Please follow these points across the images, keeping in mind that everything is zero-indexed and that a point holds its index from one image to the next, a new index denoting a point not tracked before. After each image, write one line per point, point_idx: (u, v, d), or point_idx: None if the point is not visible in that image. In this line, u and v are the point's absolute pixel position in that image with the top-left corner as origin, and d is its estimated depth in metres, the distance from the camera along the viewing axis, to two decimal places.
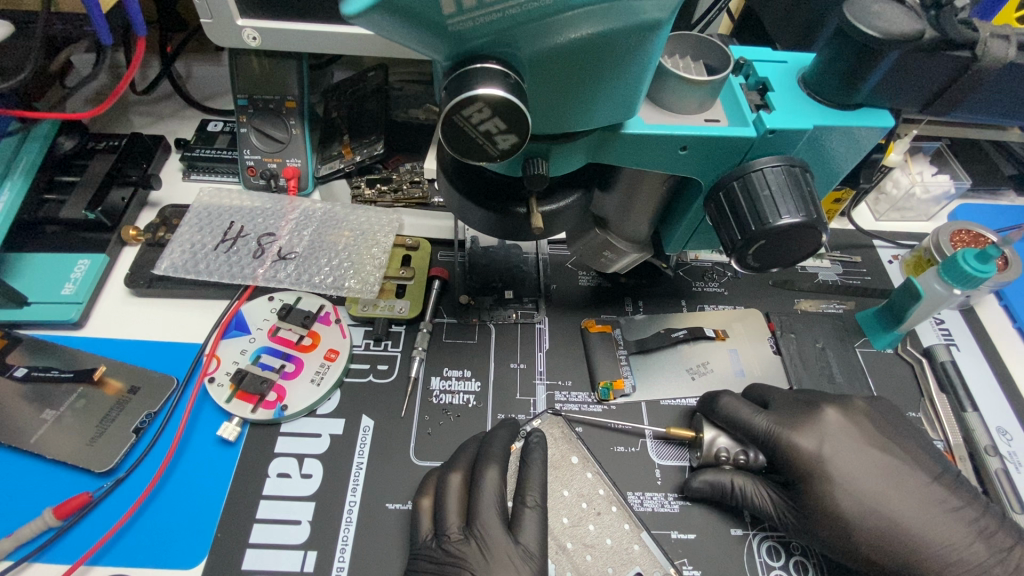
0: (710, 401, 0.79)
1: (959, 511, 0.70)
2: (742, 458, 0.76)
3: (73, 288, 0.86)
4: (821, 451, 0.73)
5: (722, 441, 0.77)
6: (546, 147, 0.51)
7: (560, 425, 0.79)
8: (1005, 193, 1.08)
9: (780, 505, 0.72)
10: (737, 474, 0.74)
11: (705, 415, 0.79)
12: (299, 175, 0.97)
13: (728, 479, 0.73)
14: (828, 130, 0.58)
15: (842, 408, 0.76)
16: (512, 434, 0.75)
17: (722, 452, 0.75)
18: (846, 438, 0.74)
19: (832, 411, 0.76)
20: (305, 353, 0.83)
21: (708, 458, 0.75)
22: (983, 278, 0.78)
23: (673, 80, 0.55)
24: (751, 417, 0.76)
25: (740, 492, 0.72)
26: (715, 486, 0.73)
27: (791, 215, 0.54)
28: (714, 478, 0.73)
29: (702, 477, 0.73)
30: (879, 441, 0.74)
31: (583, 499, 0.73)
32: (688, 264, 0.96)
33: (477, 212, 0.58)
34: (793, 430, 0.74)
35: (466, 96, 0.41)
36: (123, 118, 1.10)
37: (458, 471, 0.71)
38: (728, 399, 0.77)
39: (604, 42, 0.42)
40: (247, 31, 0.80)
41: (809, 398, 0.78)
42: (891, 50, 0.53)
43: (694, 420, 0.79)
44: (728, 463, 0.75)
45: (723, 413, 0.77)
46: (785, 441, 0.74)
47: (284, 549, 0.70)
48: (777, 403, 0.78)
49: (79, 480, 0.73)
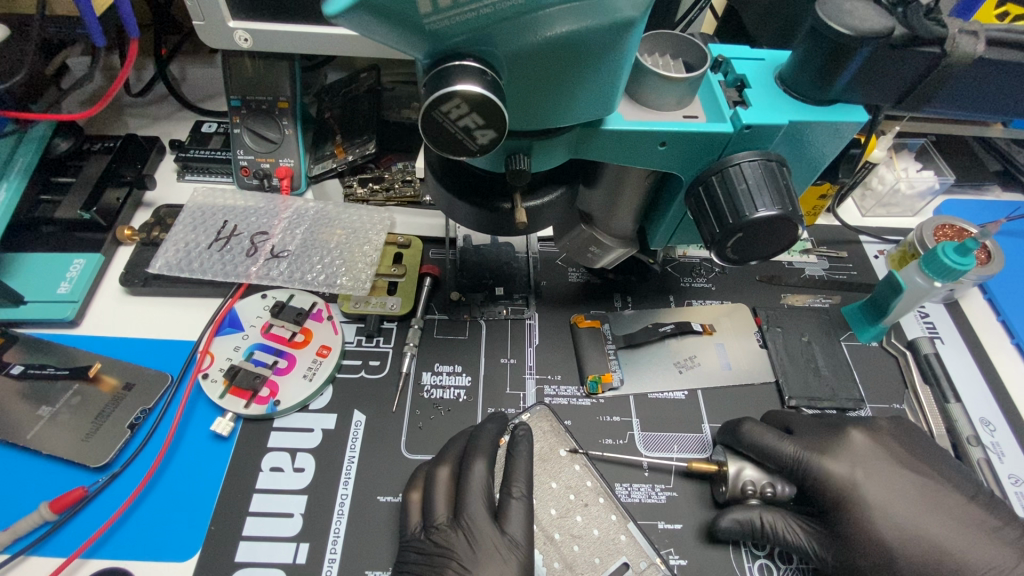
0: (732, 429, 0.77)
1: (983, 524, 0.70)
2: (770, 491, 0.73)
3: (68, 287, 0.87)
4: (854, 476, 0.73)
5: (748, 473, 0.74)
6: (527, 143, 0.53)
7: (549, 418, 0.80)
8: (990, 188, 1.10)
9: (813, 535, 0.72)
10: (766, 509, 0.72)
11: (729, 447, 0.78)
12: (291, 174, 0.99)
13: (758, 515, 0.71)
14: (804, 126, 0.59)
15: (867, 430, 0.76)
16: (501, 427, 0.76)
17: (748, 485, 0.73)
18: (827, 435, 0.76)
19: (859, 433, 0.76)
20: (298, 350, 0.84)
21: (735, 493, 0.73)
22: (962, 271, 0.80)
23: (651, 77, 0.56)
24: (778, 443, 0.75)
25: (771, 528, 0.71)
26: (746, 523, 0.71)
27: (766, 208, 0.55)
28: (743, 515, 0.71)
29: (730, 516, 0.71)
30: (857, 430, 0.76)
31: (571, 490, 0.75)
32: (676, 260, 0.98)
33: (462, 208, 0.60)
34: (824, 455, 0.74)
35: (445, 93, 0.42)
36: (118, 120, 1.11)
37: (446, 464, 0.72)
38: (751, 426, 0.76)
39: (579, 40, 0.44)
40: (239, 33, 0.82)
41: (833, 421, 0.78)
42: (862, 47, 0.55)
43: (718, 453, 0.78)
44: (755, 497, 0.73)
45: (748, 441, 0.76)
46: (815, 468, 0.74)
47: (277, 541, 0.71)
48: (800, 428, 0.78)
49: (75, 476, 0.74)
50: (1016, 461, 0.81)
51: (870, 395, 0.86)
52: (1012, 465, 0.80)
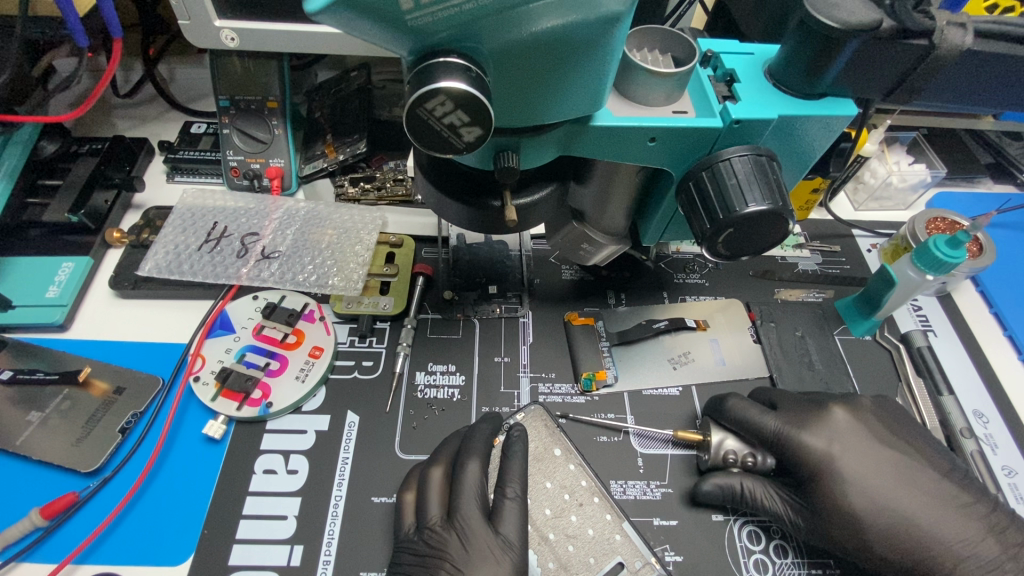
0: (718, 405, 0.78)
1: (981, 524, 0.69)
2: (751, 460, 0.74)
3: (57, 291, 0.86)
4: (830, 450, 0.73)
5: (730, 444, 0.76)
6: (516, 141, 0.52)
7: (544, 417, 0.80)
8: (982, 180, 1.10)
9: (790, 505, 0.72)
10: (746, 477, 0.73)
11: (713, 419, 0.79)
12: (282, 174, 0.98)
13: (738, 482, 0.72)
14: (793, 120, 0.59)
15: (849, 407, 0.76)
16: (495, 426, 0.76)
17: (730, 454, 0.74)
18: (809, 411, 0.76)
19: (840, 410, 0.76)
20: (289, 351, 0.83)
21: (717, 461, 0.74)
22: (953, 264, 0.79)
23: (640, 72, 0.56)
24: (759, 417, 0.76)
25: (751, 494, 0.72)
26: (726, 489, 0.72)
27: (757, 203, 0.55)
28: (724, 480, 0.73)
29: (711, 481, 0.73)
30: (854, 423, 0.75)
31: (565, 490, 0.74)
32: (670, 256, 0.97)
33: (453, 207, 0.59)
34: (803, 430, 0.74)
35: (429, 89, 0.42)
36: (106, 122, 1.10)
37: (440, 465, 0.71)
38: (736, 401, 0.77)
39: (565, 35, 0.43)
40: (225, 32, 0.81)
41: (815, 398, 0.78)
42: (851, 39, 0.55)
43: (703, 423, 0.78)
44: (737, 465, 0.74)
45: (733, 415, 0.77)
46: (793, 441, 0.74)
47: (270, 544, 0.70)
48: (783, 403, 0.78)
49: (66, 481, 0.74)
50: (1009, 452, 0.81)
51: (864, 388, 0.86)
52: (1006, 457, 0.81)
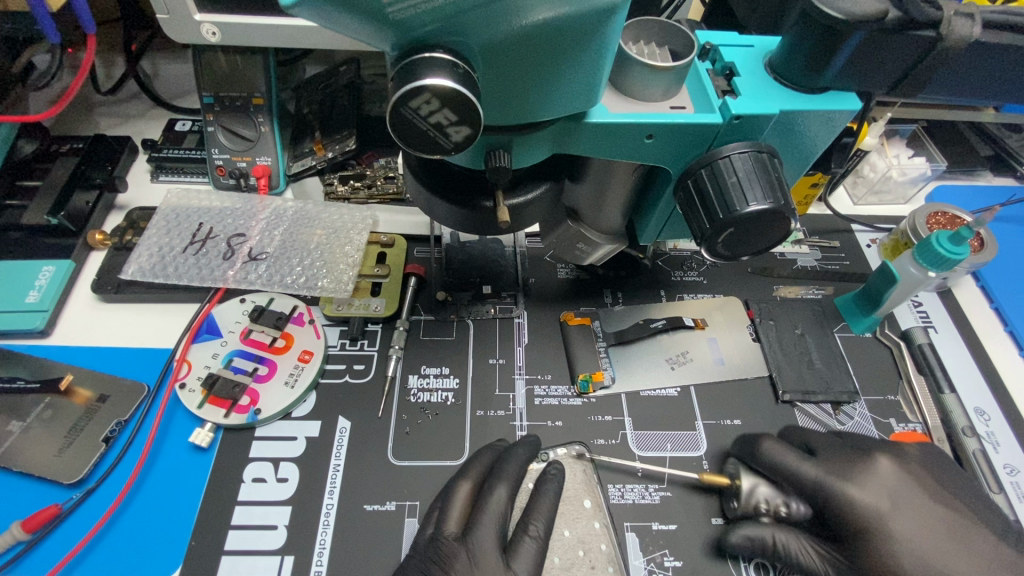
0: (751, 446, 0.74)
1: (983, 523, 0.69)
2: (784, 510, 0.72)
3: (37, 296, 0.84)
4: (878, 506, 0.70)
5: (762, 491, 0.72)
6: (507, 139, 0.50)
7: (581, 466, 0.76)
8: (981, 173, 1.09)
9: (829, 561, 0.70)
10: (779, 529, 0.70)
11: (742, 461, 0.75)
12: (269, 174, 0.95)
13: (770, 534, 0.69)
14: (795, 116, 0.57)
15: (895, 458, 0.73)
16: (532, 451, 0.74)
17: (761, 503, 0.71)
18: (853, 458, 0.73)
19: (885, 460, 0.73)
20: (278, 356, 0.81)
21: (747, 509, 0.71)
22: (956, 260, 0.78)
23: (636, 66, 0.54)
24: (797, 464, 0.72)
25: (783, 548, 0.68)
26: (756, 541, 0.68)
27: (758, 202, 0.53)
28: (755, 532, 0.69)
29: (742, 532, 0.69)
30: (890, 460, 0.73)
31: (581, 545, 0.70)
32: (667, 254, 0.96)
33: (443, 207, 0.57)
34: (847, 481, 0.71)
35: (413, 86, 0.40)
36: (88, 119, 1.07)
37: (468, 480, 0.70)
38: (770, 444, 0.73)
39: (558, 28, 0.41)
40: (206, 27, 0.78)
41: (860, 445, 0.75)
42: (855, 32, 0.53)
43: (730, 466, 0.75)
44: (768, 516, 0.71)
45: (766, 461, 0.73)
46: (837, 494, 0.71)
47: (259, 555, 0.69)
48: (822, 448, 0.75)
49: (48, 492, 0.72)
50: (1011, 450, 0.80)
51: (864, 387, 0.84)
52: (1007, 455, 0.80)
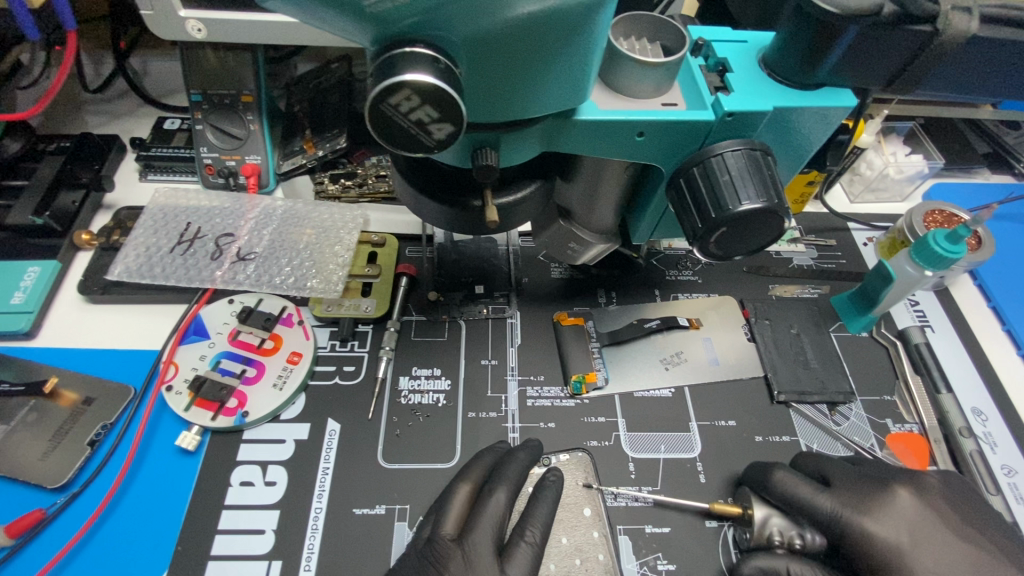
0: (763, 475, 0.72)
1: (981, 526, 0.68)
2: (799, 542, 0.67)
3: (22, 297, 0.83)
4: (900, 541, 0.66)
5: (776, 521, 0.69)
6: (494, 137, 0.49)
7: (589, 494, 0.73)
8: (979, 171, 1.08)
9: None
10: (793, 560, 0.66)
11: (755, 490, 0.72)
12: (258, 172, 0.94)
13: (784, 565, 0.65)
14: (789, 112, 0.56)
15: (915, 489, 0.70)
16: (534, 457, 0.73)
17: (775, 534, 0.68)
18: (871, 490, 0.69)
19: (905, 491, 0.69)
20: (267, 357, 0.80)
21: (760, 540, 0.68)
22: (953, 259, 0.77)
23: (626, 62, 0.53)
24: (812, 496, 0.70)
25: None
26: (768, 572, 0.65)
27: (751, 201, 0.52)
28: (767, 562, 0.66)
29: (753, 562, 0.66)
30: (910, 492, 0.69)
31: (579, 554, 0.69)
32: (661, 253, 0.94)
33: (431, 207, 0.56)
34: (865, 515, 0.68)
35: (392, 82, 0.39)
36: (75, 118, 1.06)
37: (468, 483, 0.69)
38: (783, 474, 0.71)
39: (543, 22, 0.40)
40: (191, 23, 0.77)
41: (876, 474, 0.72)
42: (849, 26, 0.52)
43: (742, 494, 0.72)
44: (782, 547, 0.67)
45: (778, 490, 0.70)
46: (855, 527, 0.68)
47: (247, 560, 0.68)
48: (838, 478, 0.71)
49: (32, 497, 0.71)
50: (1009, 451, 0.79)
51: (861, 388, 0.83)
52: (1005, 456, 0.79)
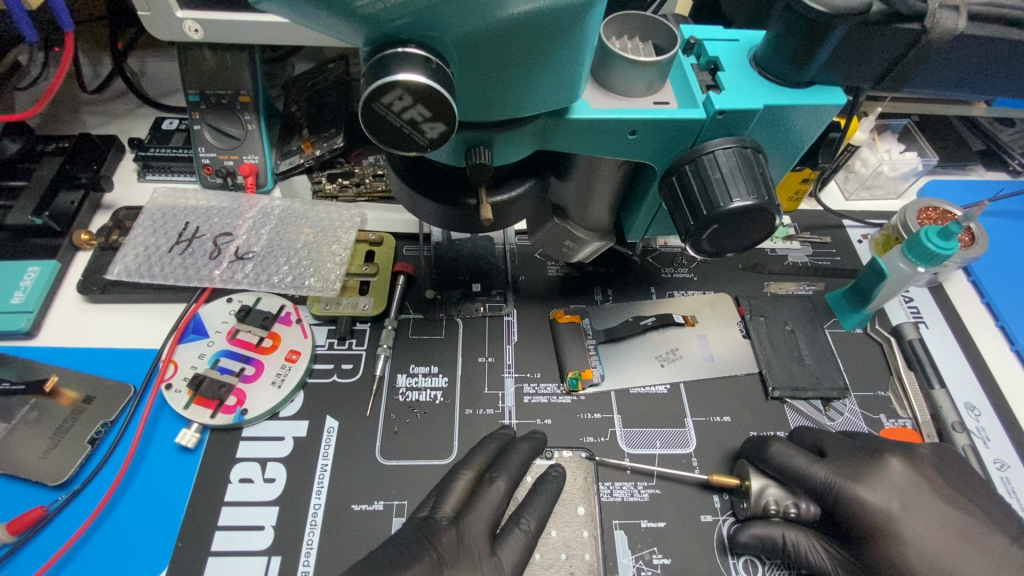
0: (759, 446, 0.74)
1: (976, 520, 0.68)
2: (793, 510, 0.70)
3: (22, 297, 0.83)
4: (889, 507, 0.69)
5: (772, 491, 0.71)
6: (488, 136, 0.50)
7: (585, 467, 0.75)
8: (974, 168, 1.08)
9: (839, 563, 0.68)
10: (789, 527, 0.69)
11: (751, 461, 0.74)
12: (256, 172, 0.95)
13: (780, 532, 0.69)
14: (780, 110, 0.56)
15: (906, 456, 0.73)
16: (536, 449, 0.73)
17: (771, 503, 0.70)
18: (864, 460, 0.72)
19: (896, 460, 0.72)
20: (265, 355, 0.81)
21: (756, 510, 0.70)
22: (946, 255, 0.77)
23: (618, 62, 0.53)
24: (807, 467, 0.72)
25: (794, 547, 0.68)
26: (766, 540, 0.68)
27: (742, 198, 0.53)
28: (764, 530, 0.69)
29: (751, 531, 0.69)
30: (900, 459, 0.72)
31: (564, 549, 0.70)
32: (657, 251, 0.95)
33: (426, 205, 0.57)
34: (857, 482, 0.71)
35: (385, 82, 0.39)
36: (74, 119, 1.06)
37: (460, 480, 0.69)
38: (780, 446, 0.73)
39: (533, 22, 0.40)
40: (188, 24, 0.77)
41: (868, 445, 0.74)
42: (839, 25, 0.52)
43: (739, 465, 0.74)
44: (777, 516, 0.70)
45: (775, 462, 0.72)
46: (847, 493, 0.70)
47: (246, 556, 0.68)
48: (833, 449, 0.74)
49: (33, 494, 0.71)
50: (1001, 445, 0.80)
51: (855, 383, 0.84)
52: (997, 450, 0.80)
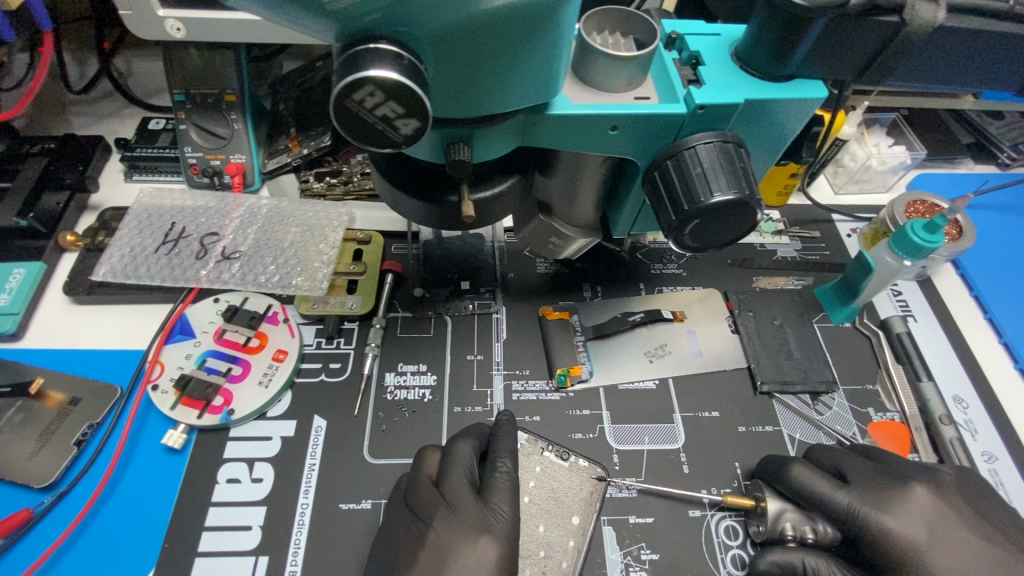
0: (779, 468, 0.72)
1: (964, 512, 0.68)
2: (811, 536, 0.68)
3: (7, 299, 0.83)
4: (917, 538, 0.66)
5: (789, 514, 0.70)
6: (466, 132, 0.49)
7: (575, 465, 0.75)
8: (962, 161, 1.09)
9: None
10: (808, 553, 0.67)
11: (767, 482, 0.73)
12: (243, 171, 0.94)
13: (799, 559, 0.67)
14: (761, 103, 0.56)
15: (930, 484, 0.69)
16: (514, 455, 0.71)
17: (788, 528, 0.69)
18: (889, 485, 0.69)
19: (921, 489, 0.68)
20: (252, 355, 0.81)
21: (772, 534, 0.69)
22: (931, 248, 0.77)
23: (598, 56, 0.53)
24: (830, 493, 0.69)
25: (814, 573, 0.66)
26: (785, 567, 0.67)
27: (722, 193, 0.53)
28: (783, 558, 0.67)
29: (769, 559, 0.67)
30: (926, 488, 0.68)
31: (541, 546, 0.69)
32: (646, 246, 0.95)
33: (408, 203, 0.56)
34: (883, 511, 0.67)
35: (356, 78, 0.39)
36: (60, 119, 1.05)
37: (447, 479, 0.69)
38: (801, 468, 0.71)
39: (506, 17, 0.40)
40: (170, 22, 0.77)
41: (891, 471, 0.71)
42: (818, 18, 0.52)
43: (754, 486, 0.73)
44: (794, 541, 0.68)
45: (796, 484, 0.70)
46: (872, 523, 0.67)
47: (233, 556, 0.68)
48: (854, 475, 0.71)
49: (19, 497, 0.71)
50: (989, 438, 0.80)
51: (843, 377, 0.84)
52: (985, 443, 0.80)
